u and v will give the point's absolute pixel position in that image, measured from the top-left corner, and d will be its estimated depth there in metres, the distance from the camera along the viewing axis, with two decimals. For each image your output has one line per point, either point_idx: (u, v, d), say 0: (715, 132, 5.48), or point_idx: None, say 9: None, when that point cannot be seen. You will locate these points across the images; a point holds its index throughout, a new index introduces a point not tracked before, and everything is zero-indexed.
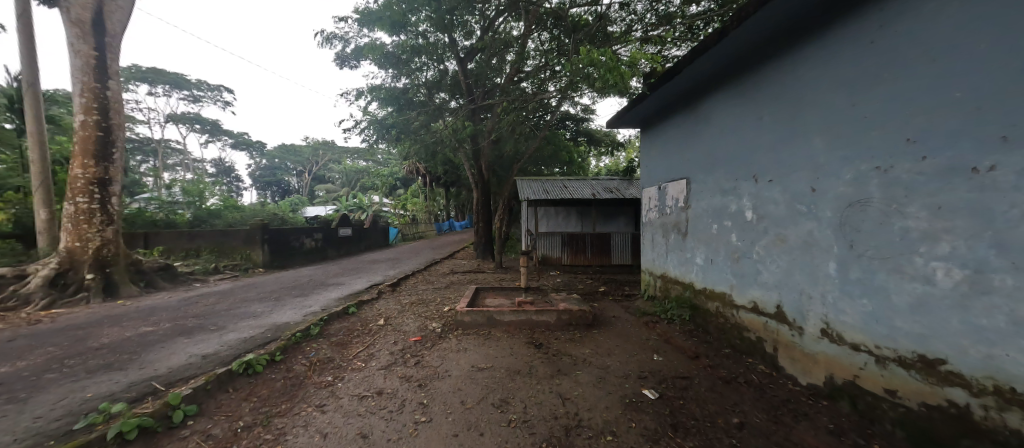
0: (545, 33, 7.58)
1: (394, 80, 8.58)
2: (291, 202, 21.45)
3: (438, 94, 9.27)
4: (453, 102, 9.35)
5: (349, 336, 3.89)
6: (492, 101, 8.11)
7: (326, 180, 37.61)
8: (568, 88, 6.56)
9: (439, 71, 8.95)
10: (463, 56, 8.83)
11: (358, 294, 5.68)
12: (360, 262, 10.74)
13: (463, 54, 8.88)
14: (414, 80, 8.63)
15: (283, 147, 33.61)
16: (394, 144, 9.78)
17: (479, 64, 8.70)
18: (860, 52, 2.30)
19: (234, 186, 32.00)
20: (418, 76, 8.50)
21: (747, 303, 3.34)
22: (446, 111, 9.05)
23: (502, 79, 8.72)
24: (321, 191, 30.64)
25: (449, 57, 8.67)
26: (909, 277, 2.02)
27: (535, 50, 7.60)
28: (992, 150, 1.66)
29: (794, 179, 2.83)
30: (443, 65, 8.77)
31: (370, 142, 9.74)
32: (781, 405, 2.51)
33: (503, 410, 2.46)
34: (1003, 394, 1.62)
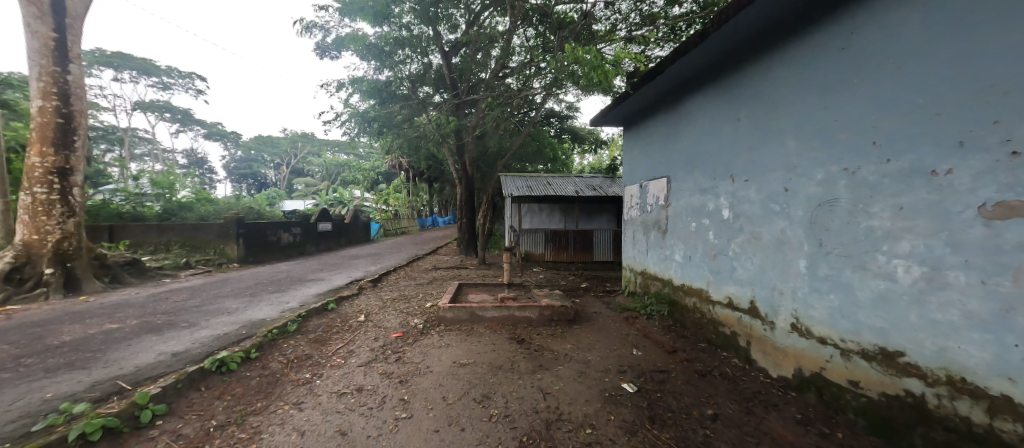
0: (531, 29, 7.51)
1: (376, 73, 8.33)
2: (268, 195, 20.79)
3: (421, 88, 9.19)
4: (437, 96, 9.25)
5: (328, 332, 3.81)
6: (477, 97, 8.06)
7: (306, 172, 36.64)
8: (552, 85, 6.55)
9: (423, 64, 8.80)
10: (447, 50, 8.69)
11: (337, 291, 5.56)
12: (339, 257, 10.55)
13: (447, 48, 8.73)
14: (398, 73, 8.41)
15: (260, 139, 32.36)
16: (376, 138, 9.56)
17: (463, 58, 8.53)
18: (831, 59, 2.40)
19: (206, 177, 30.69)
20: (401, 69, 8.28)
21: (723, 299, 3.43)
22: (430, 105, 8.92)
23: (487, 74, 8.56)
24: (300, 185, 29.70)
25: (433, 50, 8.52)
26: (872, 273, 2.14)
27: (520, 46, 7.51)
28: (947, 155, 1.79)
29: (768, 179, 2.92)
30: (427, 59, 8.61)
31: (351, 135, 9.48)
32: (752, 396, 2.62)
33: (485, 405, 2.47)
34: (954, 384, 1.76)
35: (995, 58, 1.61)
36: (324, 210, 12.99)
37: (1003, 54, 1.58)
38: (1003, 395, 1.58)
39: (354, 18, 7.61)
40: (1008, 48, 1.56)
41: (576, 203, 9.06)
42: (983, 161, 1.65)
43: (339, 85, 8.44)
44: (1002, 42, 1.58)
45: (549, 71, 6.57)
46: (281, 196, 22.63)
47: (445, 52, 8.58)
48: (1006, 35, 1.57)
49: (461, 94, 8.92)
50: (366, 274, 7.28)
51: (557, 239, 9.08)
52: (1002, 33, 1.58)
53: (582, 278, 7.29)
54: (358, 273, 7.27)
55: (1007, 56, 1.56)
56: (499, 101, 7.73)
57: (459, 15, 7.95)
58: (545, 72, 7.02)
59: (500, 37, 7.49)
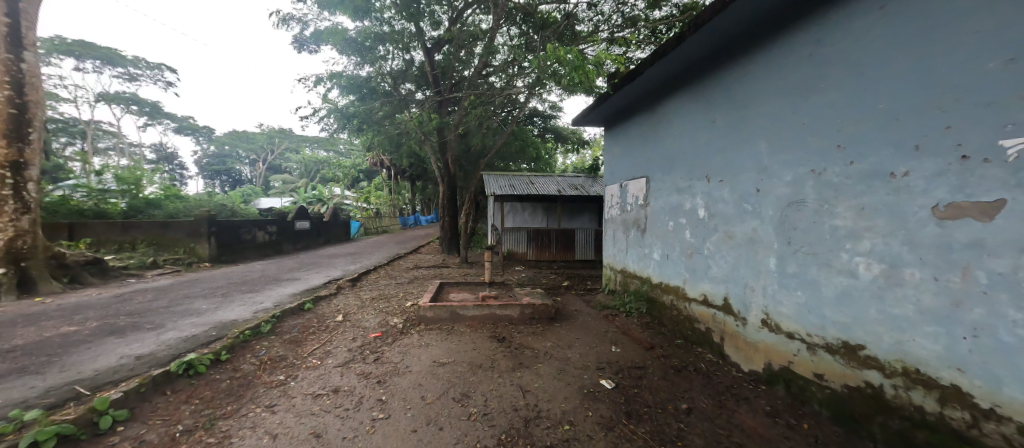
0: (514, 28, 7.50)
1: (357, 68, 8.10)
2: (242, 192, 20.12)
3: (403, 85, 9.08)
4: (419, 94, 9.14)
5: (304, 333, 3.72)
6: (459, 95, 8.04)
7: (284, 169, 35.62)
8: (535, 84, 6.56)
9: (405, 61, 8.69)
10: (430, 47, 8.60)
11: (314, 290, 5.43)
12: (317, 256, 10.31)
13: (430, 44, 8.64)
14: (379, 69, 8.27)
15: (235, 134, 31.22)
16: (356, 135, 9.38)
17: (446, 55, 8.47)
18: (800, 64, 2.49)
19: (176, 173, 29.41)
20: (383, 65, 8.15)
21: (698, 296, 3.51)
22: (412, 103, 8.81)
23: (470, 72, 8.51)
24: (277, 182, 28.83)
25: (416, 46, 8.41)
26: (836, 270, 2.24)
27: (503, 45, 7.50)
28: (904, 158, 1.89)
29: (741, 180, 3.01)
30: (409, 55, 8.51)
31: (330, 132, 9.24)
32: (725, 390, 2.70)
33: (464, 403, 2.46)
34: (909, 375, 1.87)
35: (951, 65, 1.71)
36: (302, 208, 12.65)
37: (958, 63, 1.68)
38: (952, 385, 1.69)
39: (333, 11, 7.38)
40: (963, 57, 1.67)
41: (559, 202, 9.13)
42: (937, 164, 1.76)
43: (318, 80, 8.24)
44: (957, 52, 1.69)
45: (532, 70, 6.59)
46: (257, 193, 21.92)
47: (428, 48, 8.50)
48: (961, 45, 1.67)
49: (443, 91, 8.84)
50: (344, 273, 7.14)
51: (539, 237, 9.13)
52: (957, 42, 1.69)
53: (563, 277, 7.36)
54: (336, 273, 7.12)
55: (964, 65, 1.66)
56: (482, 99, 8.07)
57: (441, 12, 7.87)
58: (527, 72, 7.03)
59: (482, 35, 7.45)
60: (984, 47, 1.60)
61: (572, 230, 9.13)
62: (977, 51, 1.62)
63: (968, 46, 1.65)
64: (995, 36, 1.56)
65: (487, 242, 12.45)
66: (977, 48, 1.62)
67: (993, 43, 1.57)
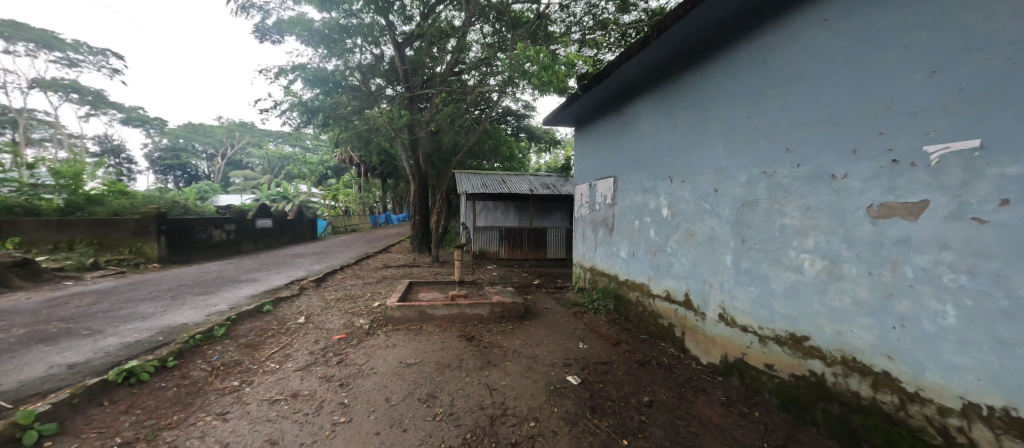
0: (487, 26, 7.48)
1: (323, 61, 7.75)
2: (198, 189, 18.94)
3: (373, 80, 8.82)
4: (390, 89, 8.94)
5: (263, 336, 3.56)
6: (430, 91, 7.91)
7: (246, 165, 33.87)
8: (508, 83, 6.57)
9: (375, 56, 8.46)
10: (401, 41, 8.46)
11: (275, 291, 5.21)
12: (280, 256, 9.88)
13: (401, 39, 8.52)
14: (347, 62, 7.96)
15: (192, 127, 29.37)
16: (323, 130, 9.04)
17: (417, 51, 8.35)
18: (754, 71, 2.63)
19: (124, 168, 27.29)
20: (351, 59, 7.89)
21: (661, 292, 3.63)
22: (382, 98, 8.60)
23: (441, 68, 8.39)
24: (237, 178, 27.39)
25: (386, 40, 8.30)
26: (785, 266, 2.38)
27: (476, 42, 7.46)
28: (845, 161, 2.03)
29: (701, 180, 3.13)
30: (379, 49, 8.31)
31: (295, 126, 8.86)
32: (685, 383, 2.82)
33: (430, 404, 2.43)
34: (847, 363, 2.02)
35: (884, 76, 1.85)
36: (264, 205, 12.08)
37: (891, 73, 1.82)
38: (883, 371, 1.84)
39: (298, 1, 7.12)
40: (895, 69, 1.81)
41: (531, 201, 9.21)
42: (872, 167, 1.90)
43: (281, 71, 7.84)
44: (888, 64, 1.84)
45: (504, 69, 6.59)
46: (215, 190, 20.68)
47: (398, 43, 8.34)
48: (893, 56, 1.82)
49: (414, 87, 8.70)
50: (308, 273, 6.88)
51: (511, 236, 9.17)
52: (890, 54, 1.83)
53: (534, 275, 7.43)
54: (300, 273, 6.85)
55: (895, 75, 1.81)
56: (454, 96, 7.88)
57: (412, 6, 7.74)
58: (499, 70, 7.03)
59: (454, 33, 7.40)
60: (911, 60, 1.75)
61: (544, 229, 9.23)
62: (905, 63, 1.77)
63: (898, 58, 1.79)
64: (921, 50, 1.71)
65: (459, 241, 12.38)
66: (906, 61, 1.76)
67: (919, 56, 1.71)
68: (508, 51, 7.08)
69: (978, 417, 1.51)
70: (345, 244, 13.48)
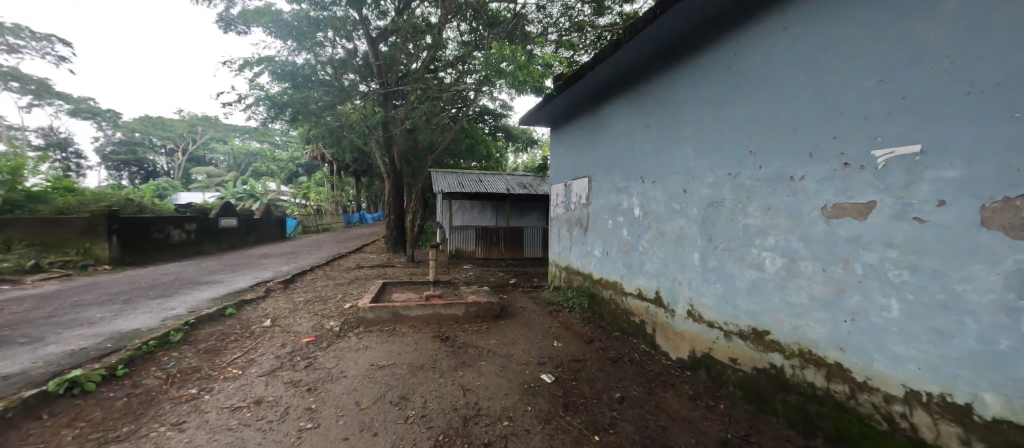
0: (464, 24, 7.42)
1: (292, 54, 7.49)
2: (156, 186, 17.83)
3: (346, 75, 8.62)
4: (363, 85, 8.61)
5: (224, 341, 3.40)
6: (404, 88, 7.78)
7: (211, 161, 32.22)
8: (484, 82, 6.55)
9: (348, 50, 8.22)
10: (375, 36, 8.29)
11: (238, 294, 4.99)
12: (246, 257, 9.46)
13: (375, 34, 8.34)
14: (317, 56, 7.65)
15: (149, 121, 27.63)
16: (293, 126, 8.74)
17: (391, 46, 8.19)
18: (720, 75, 2.72)
19: (71, 163, 25.30)
20: (322, 54, 7.59)
21: (634, 290, 3.71)
22: (356, 94, 8.39)
23: (417, 66, 8.25)
24: (200, 175, 25.99)
25: (359, 35, 8.10)
26: (748, 264, 2.48)
27: (452, 40, 7.41)
28: (802, 163, 2.14)
29: (670, 181, 3.22)
30: (352, 44, 8.11)
31: (262, 121, 8.50)
32: (655, 378, 2.89)
33: (402, 406, 2.39)
34: (804, 355, 2.12)
35: (838, 84, 1.96)
36: (229, 203, 11.52)
37: (844, 81, 1.93)
38: (836, 362, 1.95)
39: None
40: (848, 76, 1.91)
41: (507, 200, 9.23)
42: (826, 170, 2.01)
43: (246, 63, 7.50)
44: (843, 72, 1.94)
45: (480, 68, 6.57)
46: (175, 188, 19.55)
47: (372, 38, 8.16)
48: (846, 65, 1.92)
49: (389, 83, 8.54)
50: (275, 274, 6.62)
51: (488, 236, 9.15)
52: (843, 63, 1.94)
53: (510, 274, 7.45)
54: (267, 274, 6.59)
55: (848, 83, 1.91)
56: (429, 94, 7.74)
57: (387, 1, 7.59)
58: (476, 69, 7.00)
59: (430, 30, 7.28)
60: (863, 68, 1.85)
61: (520, 229, 9.27)
62: (858, 71, 1.87)
63: (852, 66, 1.89)
64: (872, 59, 1.81)
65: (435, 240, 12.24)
66: (857, 69, 1.87)
67: (870, 65, 1.81)
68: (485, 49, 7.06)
69: (918, 403, 1.62)
70: (317, 244, 13.06)
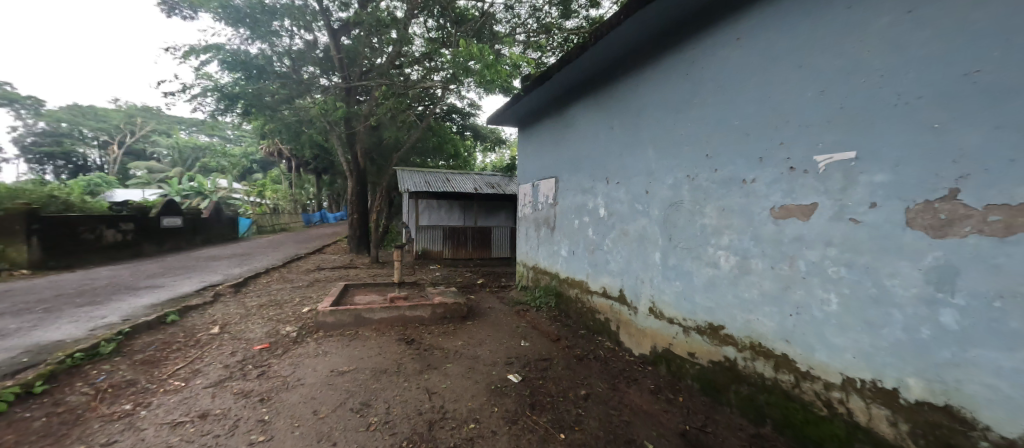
0: (431, 20, 7.27)
1: (244, 43, 7.06)
2: (86, 182, 16.14)
3: (305, 68, 8.23)
4: (324, 79, 8.35)
5: (165, 351, 3.14)
6: (367, 84, 7.52)
7: (153, 155, 29.64)
8: (451, 80, 6.45)
9: (306, 42, 7.90)
10: (336, 28, 7.97)
11: (182, 299, 4.62)
12: (193, 259, 8.79)
13: (336, 25, 8.00)
14: (273, 46, 7.27)
15: (78, 110, 24.97)
16: (247, 120, 8.22)
17: (354, 39, 7.89)
18: (679, 81, 2.82)
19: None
20: (277, 44, 7.22)
21: (599, 288, 3.80)
22: (317, 88, 8.02)
23: (382, 61, 7.97)
24: (139, 170, 23.83)
25: (318, 26, 7.74)
26: (704, 262, 2.60)
27: (419, 36, 7.26)
28: (752, 167, 2.26)
29: (634, 182, 3.31)
30: (311, 35, 7.74)
31: (211, 113, 7.93)
32: (619, 374, 2.97)
33: (363, 413, 2.31)
34: (754, 348, 2.24)
35: (784, 93, 2.08)
36: (173, 201, 10.69)
37: (790, 90, 2.05)
38: (783, 354, 2.08)
39: None
40: (793, 86, 2.04)
41: (475, 200, 9.19)
42: (774, 173, 2.13)
43: (191, 50, 7.00)
44: (789, 81, 2.06)
45: (447, 65, 6.47)
46: (110, 184, 17.82)
47: (332, 29, 7.83)
48: (791, 75, 2.05)
49: (351, 78, 8.31)
50: (226, 278, 6.20)
51: (455, 236, 9.08)
52: (789, 73, 2.06)
53: (478, 274, 7.43)
54: (216, 278, 6.16)
55: (792, 93, 2.04)
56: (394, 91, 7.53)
57: None
58: (443, 67, 6.89)
59: (396, 24, 7.02)
60: (807, 79, 1.98)
61: (488, 229, 9.27)
62: (802, 81, 2.00)
63: (797, 77, 2.02)
64: (814, 71, 1.94)
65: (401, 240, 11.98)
66: (801, 80, 2.00)
67: (813, 76, 1.95)
68: (452, 47, 6.96)
69: (854, 389, 1.76)
70: (274, 245, 12.36)
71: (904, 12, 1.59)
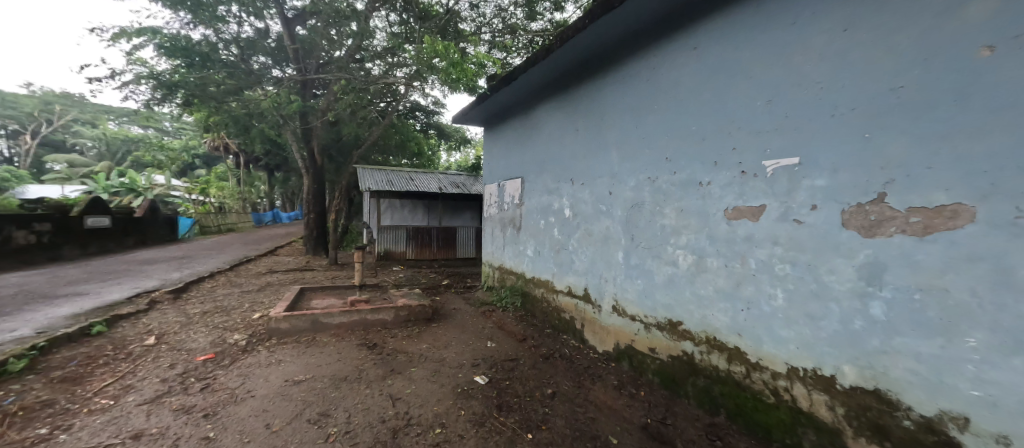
0: (393, 14, 7.04)
1: (185, 27, 6.53)
2: None
3: (255, 57, 7.76)
4: (276, 70, 7.99)
5: (91, 366, 2.83)
6: (324, 77, 7.19)
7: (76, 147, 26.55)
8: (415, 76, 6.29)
9: (257, 29, 7.46)
10: (290, 16, 7.56)
11: (109, 308, 4.19)
12: (124, 263, 7.99)
13: (290, 13, 7.56)
14: (218, 33, 6.88)
15: None
16: (189, 111, 7.59)
17: (310, 30, 7.52)
18: (641, 86, 2.90)
19: None
20: (223, 30, 6.82)
21: (564, 288, 3.85)
22: (269, 79, 7.58)
23: (341, 54, 7.59)
24: (58, 164, 21.26)
25: (269, 13, 7.28)
26: (664, 261, 2.69)
27: (380, 30, 7.01)
28: (708, 170, 2.36)
29: (598, 183, 3.38)
30: (261, 23, 7.27)
31: (146, 103, 7.25)
32: (583, 372, 3.03)
33: (322, 424, 2.19)
34: (710, 342, 2.36)
35: (736, 101, 2.19)
36: (100, 198, 9.71)
37: (741, 99, 2.16)
38: (735, 347, 2.19)
39: None
40: (744, 94, 2.15)
41: (440, 199, 9.06)
42: (727, 177, 2.24)
43: (122, 32, 6.35)
44: (741, 90, 2.17)
45: (411, 61, 6.29)
46: (21, 178, 15.74)
47: (285, 17, 7.41)
48: (742, 85, 2.16)
49: (307, 70, 8.14)
50: (164, 283, 5.69)
51: (419, 236, 8.91)
52: (741, 82, 2.17)
53: (443, 275, 7.34)
54: (153, 283, 5.65)
55: (743, 101, 2.15)
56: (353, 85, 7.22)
57: None
58: (407, 63, 6.70)
59: (355, 16, 6.69)
60: (756, 89, 2.09)
61: (452, 229, 9.19)
62: (752, 91, 2.10)
63: (747, 87, 2.13)
64: (763, 81, 2.05)
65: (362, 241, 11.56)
66: (751, 89, 2.11)
67: (761, 87, 2.06)
68: (415, 43, 6.78)
69: (798, 377, 1.88)
70: (220, 246, 11.49)
71: (841, 31, 1.71)
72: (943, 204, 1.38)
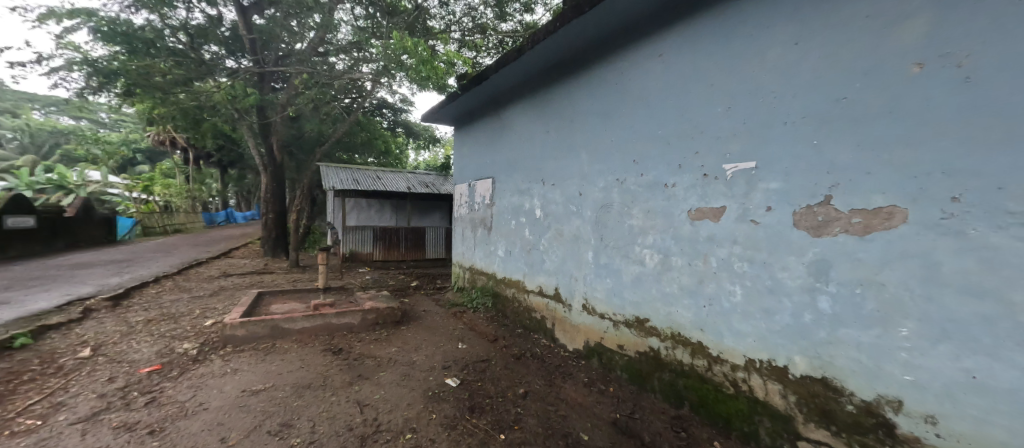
0: (359, 8, 6.80)
1: (125, 10, 6.03)
2: None
3: (207, 46, 7.29)
4: (230, 60, 7.50)
5: (12, 383, 2.55)
6: (285, 70, 6.81)
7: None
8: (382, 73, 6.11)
9: (209, 17, 7.00)
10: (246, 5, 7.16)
11: (34, 319, 3.79)
12: (53, 268, 7.24)
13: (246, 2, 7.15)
14: (164, 18, 6.41)
15: None
16: (130, 102, 7.01)
17: (269, 20, 7.13)
18: (610, 89, 2.94)
19: None
20: (170, 16, 6.34)
21: (535, 288, 3.87)
22: (221, 71, 7.17)
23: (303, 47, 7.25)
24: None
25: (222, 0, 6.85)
26: (632, 260, 2.76)
27: (345, 23, 6.75)
28: (673, 172, 2.44)
29: (568, 184, 3.41)
30: (214, 10, 6.83)
31: (80, 91, 6.62)
32: (554, 370, 3.06)
33: (283, 436, 2.09)
34: (675, 338, 2.44)
35: (699, 107, 2.27)
36: (23, 196, 8.78)
37: (704, 105, 2.24)
38: (698, 341, 2.28)
39: None
40: (706, 100, 2.23)
41: (408, 199, 8.94)
42: (690, 179, 2.32)
43: (50, 13, 5.75)
44: (703, 97, 2.24)
45: (377, 57, 6.11)
46: None
47: (240, 5, 6.99)
48: (704, 91, 2.24)
49: (265, 61, 7.68)
50: (102, 289, 5.22)
51: (387, 236, 8.70)
52: (703, 88, 2.24)
53: (411, 276, 7.22)
54: (88, 290, 5.17)
55: (705, 107, 2.23)
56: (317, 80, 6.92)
57: None
58: (374, 58, 6.49)
59: (318, 8, 6.36)
60: (717, 95, 2.17)
61: (421, 229, 9.05)
62: (713, 97, 2.19)
63: (709, 93, 2.21)
64: (723, 88, 2.13)
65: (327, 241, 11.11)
66: (713, 96, 2.19)
67: (722, 94, 2.14)
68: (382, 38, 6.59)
69: (754, 369, 1.98)
70: (168, 249, 10.67)
71: (793, 43, 1.81)
72: (880, 206, 1.49)
